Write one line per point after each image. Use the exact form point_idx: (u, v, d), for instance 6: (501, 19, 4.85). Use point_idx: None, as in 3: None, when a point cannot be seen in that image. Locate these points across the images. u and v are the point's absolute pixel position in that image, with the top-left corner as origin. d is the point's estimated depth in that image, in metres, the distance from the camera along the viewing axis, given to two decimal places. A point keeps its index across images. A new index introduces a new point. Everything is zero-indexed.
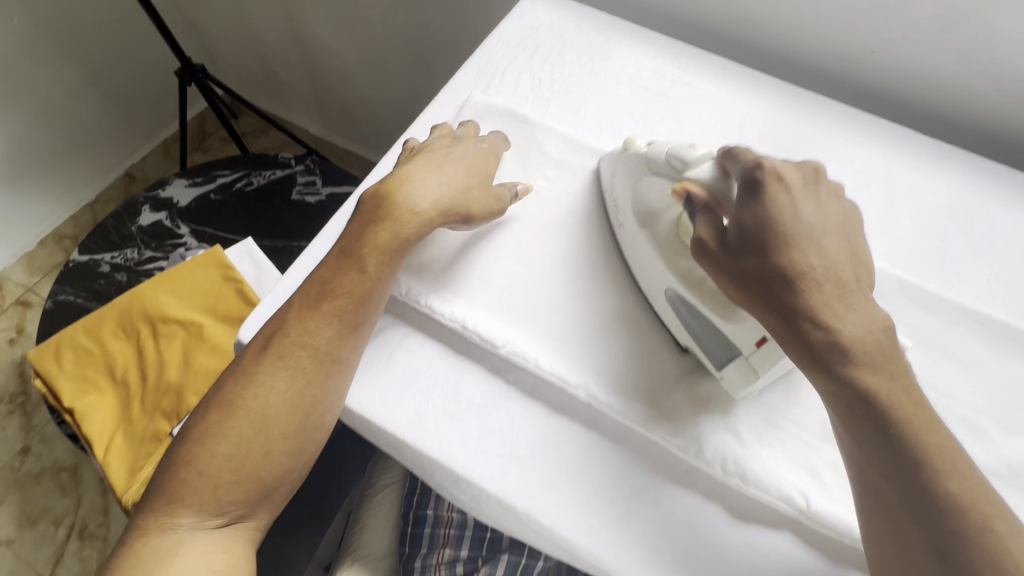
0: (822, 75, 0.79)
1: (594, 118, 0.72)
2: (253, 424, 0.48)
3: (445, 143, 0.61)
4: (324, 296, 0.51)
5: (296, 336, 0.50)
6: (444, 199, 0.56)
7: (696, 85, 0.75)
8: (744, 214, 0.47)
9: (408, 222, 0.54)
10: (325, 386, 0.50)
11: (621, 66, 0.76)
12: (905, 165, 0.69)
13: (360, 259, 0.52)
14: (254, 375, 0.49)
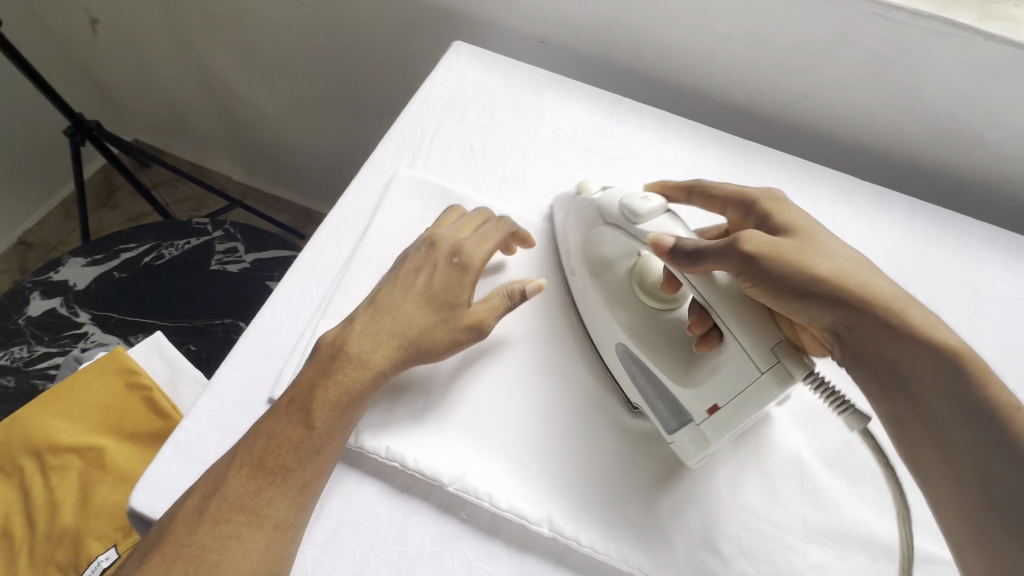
0: (761, 120, 0.77)
1: (533, 184, 0.66)
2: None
3: (418, 262, 0.53)
4: (278, 458, 0.43)
5: (237, 496, 0.41)
6: (399, 348, 0.49)
7: (638, 140, 0.71)
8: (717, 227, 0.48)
9: (360, 373, 0.47)
10: (268, 553, 0.40)
11: (557, 124, 0.71)
12: (848, 215, 0.68)
13: (311, 416, 0.44)
14: (182, 547, 0.39)
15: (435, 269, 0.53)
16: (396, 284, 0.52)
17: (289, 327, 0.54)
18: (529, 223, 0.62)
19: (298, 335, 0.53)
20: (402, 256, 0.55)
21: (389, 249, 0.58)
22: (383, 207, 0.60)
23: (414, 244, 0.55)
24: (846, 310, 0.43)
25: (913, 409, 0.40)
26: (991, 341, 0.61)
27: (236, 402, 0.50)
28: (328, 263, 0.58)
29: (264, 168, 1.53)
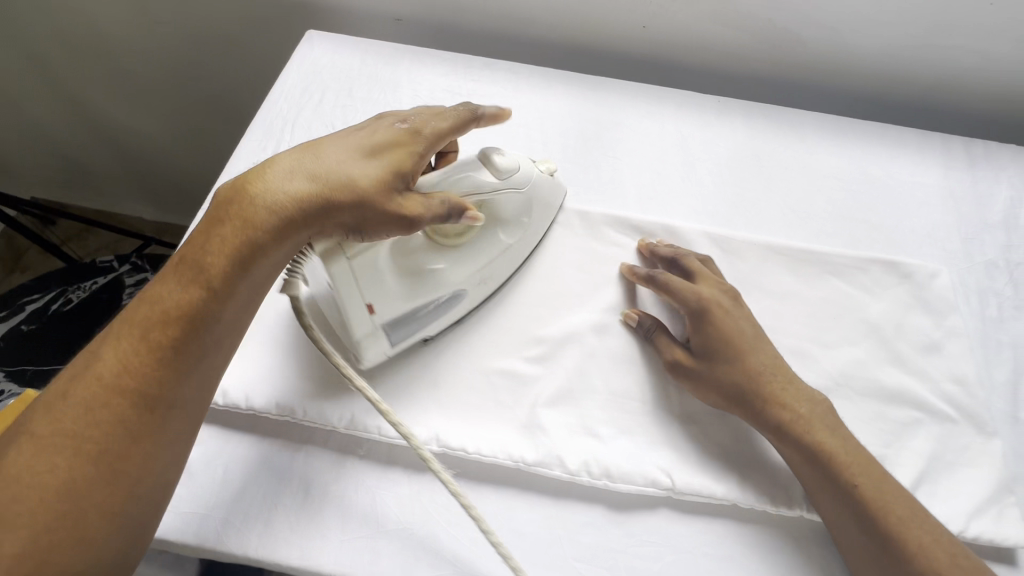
0: (609, 57, 0.82)
1: None
2: (18, 487, 0.36)
3: (356, 132, 0.49)
4: (162, 333, 0.41)
5: (103, 377, 0.39)
6: (267, 212, 0.43)
7: (495, 93, 0.75)
8: (702, 337, 0.55)
9: (217, 241, 0.43)
10: (150, 441, 0.40)
11: (414, 92, 0.74)
12: (694, 126, 0.74)
13: (187, 275, 0.43)
14: (44, 446, 0.37)
15: (389, 133, 0.48)
16: (332, 152, 0.47)
17: None
18: None
19: None
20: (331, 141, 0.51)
21: None
22: None
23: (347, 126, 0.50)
24: (753, 408, 0.52)
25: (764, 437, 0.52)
26: (826, 210, 0.68)
27: None
28: None
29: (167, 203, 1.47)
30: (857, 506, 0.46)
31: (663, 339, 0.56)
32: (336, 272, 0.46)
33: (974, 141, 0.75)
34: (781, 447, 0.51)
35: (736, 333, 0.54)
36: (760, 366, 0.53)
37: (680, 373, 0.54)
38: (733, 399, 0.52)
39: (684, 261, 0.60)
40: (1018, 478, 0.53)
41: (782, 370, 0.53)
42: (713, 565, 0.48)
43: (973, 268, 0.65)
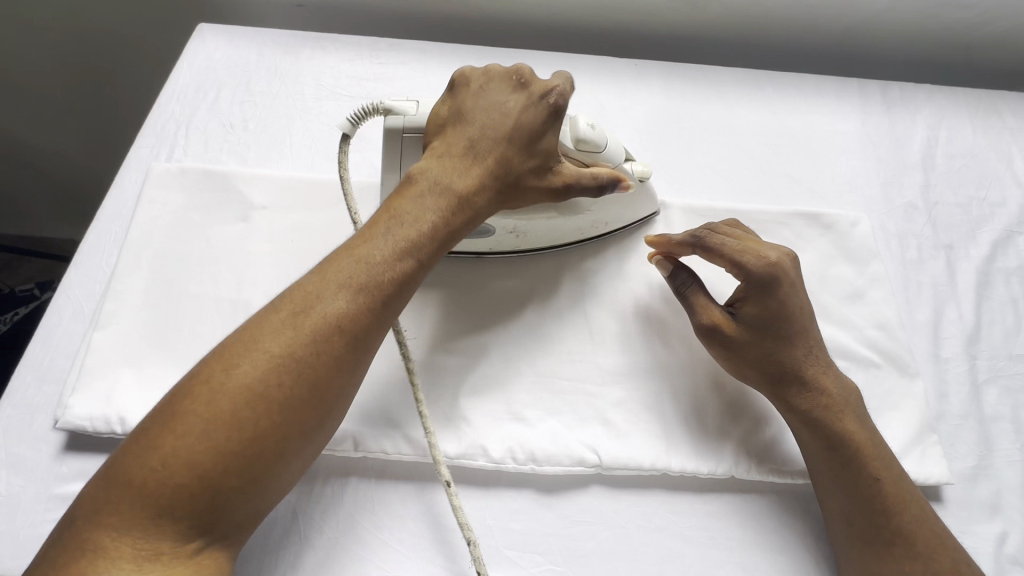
0: (522, 30, 0.79)
1: (301, 143, 0.66)
2: (249, 405, 0.36)
3: (499, 96, 0.49)
4: (392, 274, 0.42)
5: (330, 315, 0.39)
6: (483, 178, 0.46)
7: (403, 76, 0.72)
8: (758, 309, 0.49)
9: (435, 198, 0.45)
10: (339, 385, 0.40)
11: (317, 81, 0.71)
12: (610, 92, 0.72)
13: (414, 243, 0.43)
14: (272, 362, 0.37)
15: (535, 106, 0.48)
16: (490, 119, 0.48)
17: (66, 349, 0.52)
18: (301, 178, 0.62)
19: (75, 354, 0.52)
20: (450, 86, 0.50)
21: (156, 245, 0.57)
22: (142, 205, 0.59)
23: (462, 71, 0.50)
24: (815, 394, 0.48)
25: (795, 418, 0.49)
26: (748, 166, 0.68)
27: (19, 438, 0.48)
28: (97, 277, 0.56)
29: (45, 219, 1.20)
30: (835, 463, 0.47)
31: (701, 300, 0.52)
32: (387, 131, 0.50)
33: (889, 85, 0.75)
34: (809, 428, 0.48)
35: (796, 310, 0.49)
36: (807, 352, 0.49)
37: (715, 341, 0.50)
38: (772, 379, 0.49)
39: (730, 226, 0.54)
40: (941, 415, 0.53)
41: (822, 359, 0.50)
42: (648, 537, 0.47)
43: (892, 212, 0.65)
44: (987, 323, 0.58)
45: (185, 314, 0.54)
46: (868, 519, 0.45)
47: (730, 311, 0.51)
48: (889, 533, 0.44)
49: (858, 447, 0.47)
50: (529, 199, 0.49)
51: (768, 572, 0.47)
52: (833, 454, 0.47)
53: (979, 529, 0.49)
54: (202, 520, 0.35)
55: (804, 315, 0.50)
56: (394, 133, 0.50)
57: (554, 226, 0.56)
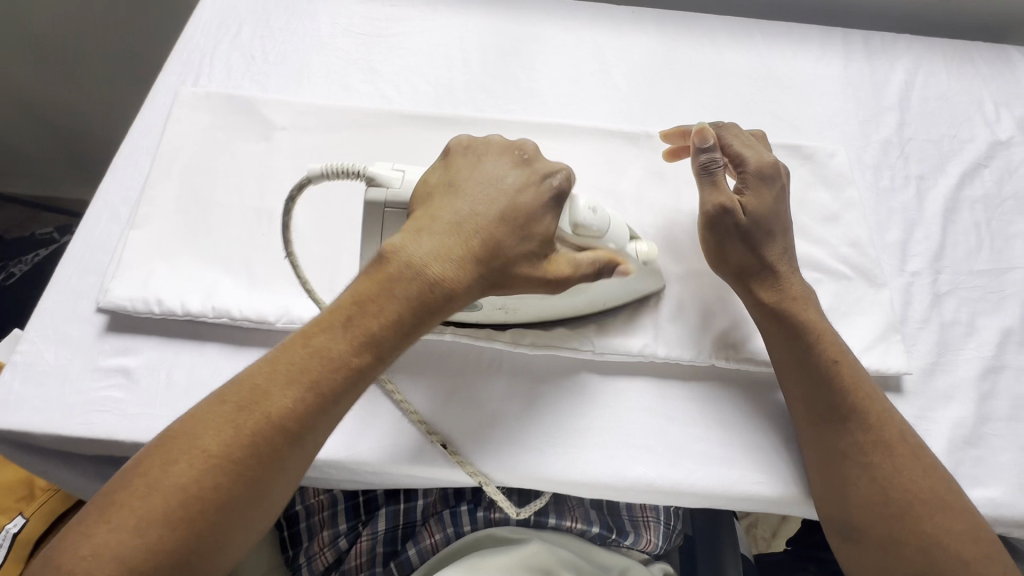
0: None
1: (318, 74, 0.70)
2: (187, 503, 0.38)
3: (497, 172, 0.48)
4: (342, 373, 0.42)
5: (276, 413, 0.40)
6: (466, 266, 0.44)
7: (414, 17, 0.76)
8: (759, 200, 0.54)
9: (406, 285, 0.43)
10: (279, 477, 0.41)
11: (332, 19, 0.75)
12: (608, 35, 0.77)
13: (371, 336, 0.43)
14: (209, 459, 0.39)
15: (538, 187, 0.47)
16: (481, 199, 0.46)
17: (104, 246, 0.57)
18: (319, 103, 0.67)
19: (112, 250, 0.56)
20: (444, 155, 0.50)
21: (186, 159, 0.61)
22: (171, 123, 0.63)
23: (456, 141, 0.51)
24: (783, 289, 0.52)
25: (762, 305, 0.52)
26: (734, 104, 0.72)
27: (66, 318, 0.53)
28: (131, 186, 0.60)
29: (56, 178, 1.25)
30: (793, 351, 0.50)
31: (722, 178, 0.54)
32: (367, 207, 0.47)
33: (871, 35, 0.79)
34: (782, 315, 0.51)
35: (781, 211, 0.55)
36: (783, 249, 0.54)
37: (724, 218, 0.52)
38: (764, 262, 0.53)
39: (735, 130, 0.58)
40: (904, 320, 0.59)
41: (791, 259, 0.54)
42: (632, 414, 0.52)
43: (869, 146, 0.70)
44: (951, 243, 0.64)
45: (214, 218, 0.58)
46: (828, 400, 0.49)
47: (736, 198, 0.54)
48: (845, 411, 0.48)
49: (818, 347, 0.50)
50: (515, 287, 0.47)
51: (744, 448, 0.52)
52: (809, 332, 0.50)
53: (935, 413, 0.54)
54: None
55: (786, 226, 0.55)
56: (376, 207, 0.47)
57: (553, 305, 0.51)
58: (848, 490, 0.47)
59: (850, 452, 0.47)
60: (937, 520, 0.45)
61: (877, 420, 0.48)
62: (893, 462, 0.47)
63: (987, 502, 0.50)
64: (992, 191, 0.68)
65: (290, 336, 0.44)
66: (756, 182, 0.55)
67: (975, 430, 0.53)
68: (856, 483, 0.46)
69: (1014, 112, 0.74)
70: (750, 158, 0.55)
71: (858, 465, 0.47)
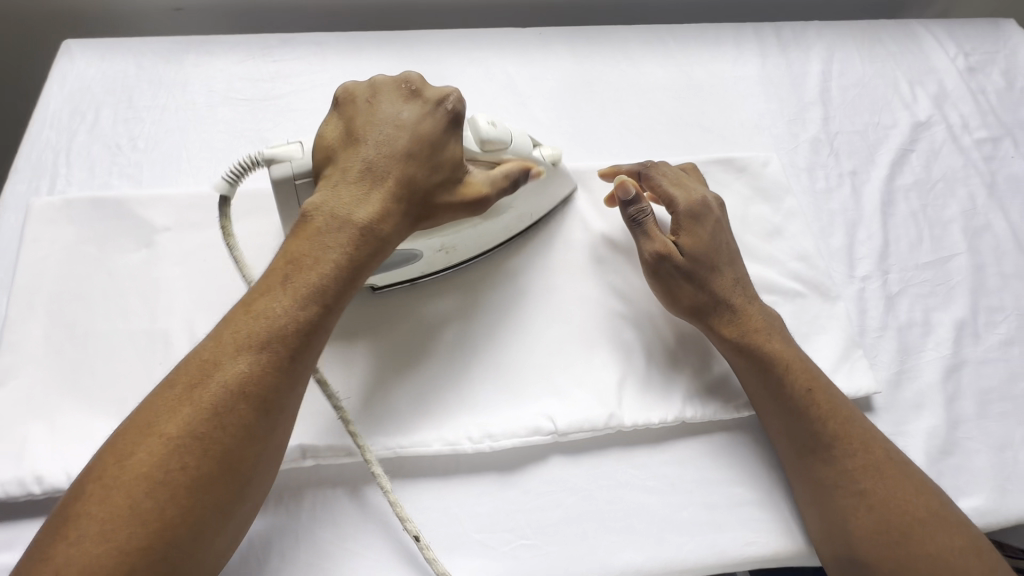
0: (420, 9, 0.77)
1: (201, 156, 0.62)
2: (154, 491, 0.34)
3: (389, 109, 0.45)
4: (292, 324, 0.39)
5: (229, 381, 0.37)
6: (387, 202, 0.42)
7: (302, 72, 0.68)
8: (693, 237, 0.52)
9: (335, 236, 0.41)
10: (250, 455, 0.37)
11: (208, 87, 0.66)
12: (518, 63, 0.71)
13: (313, 284, 0.40)
14: (169, 447, 0.35)
15: (432, 117, 0.45)
16: (383, 140, 0.44)
17: None
18: (204, 192, 0.58)
19: None
20: (335, 107, 0.46)
21: (51, 287, 0.52)
22: (27, 246, 0.54)
23: (345, 89, 0.46)
24: (743, 322, 0.50)
25: (726, 343, 0.50)
26: (659, 121, 0.69)
27: None
28: None
29: None
30: (768, 386, 0.48)
31: (651, 227, 0.52)
32: (276, 182, 0.44)
33: (781, 27, 0.78)
34: (744, 356, 0.49)
35: (720, 244, 0.52)
36: (734, 279, 0.52)
37: (660, 267, 0.51)
38: (713, 301, 0.51)
39: (665, 169, 0.57)
40: (863, 330, 0.57)
41: (745, 289, 0.52)
42: (613, 494, 0.48)
43: (798, 147, 0.68)
44: (894, 238, 0.63)
45: (96, 355, 0.50)
46: (808, 432, 0.47)
47: (672, 239, 0.52)
48: (828, 439, 0.46)
49: (788, 381, 0.48)
50: (441, 216, 0.46)
51: (731, 505, 0.49)
52: (772, 373, 0.48)
53: (908, 427, 0.52)
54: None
55: (732, 253, 0.53)
56: (284, 183, 0.44)
57: (484, 232, 0.53)
58: (849, 524, 0.44)
59: (839, 482, 0.45)
60: (942, 540, 0.42)
61: (866, 444, 0.46)
62: (889, 485, 0.44)
63: (973, 511, 0.49)
64: (922, 176, 0.67)
65: (229, 312, 0.40)
66: (687, 219, 0.52)
67: (949, 437, 0.52)
68: (851, 514, 0.44)
69: (928, 89, 0.74)
70: (675, 194, 0.53)
71: (853, 494, 0.44)
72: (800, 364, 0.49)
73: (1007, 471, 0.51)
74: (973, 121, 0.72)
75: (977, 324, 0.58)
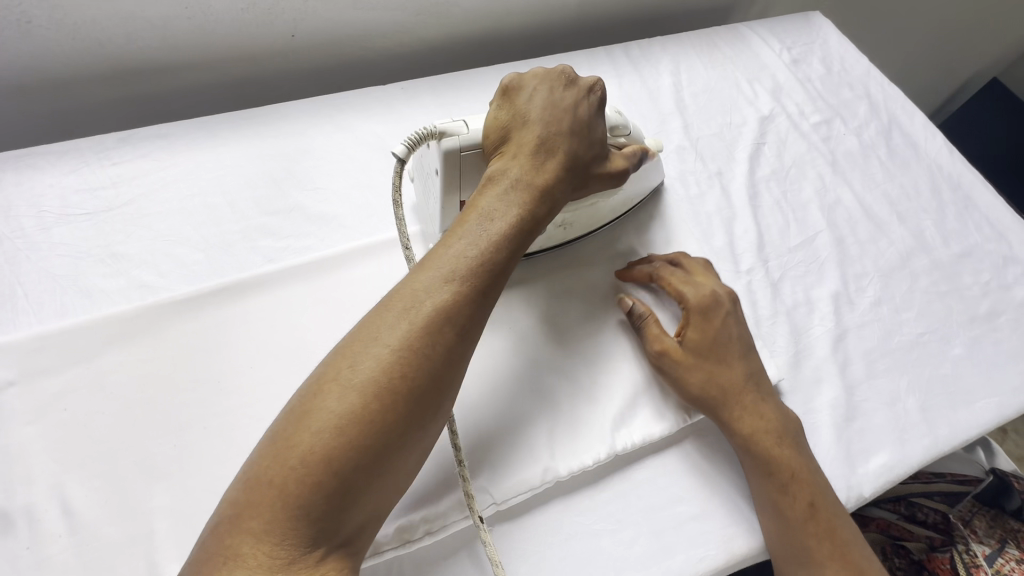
0: (272, 77, 0.74)
1: (40, 289, 0.54)
2: (380, 403, 0.36)
3: (554, 95, 0.50)
4: (488, 266, 0.42)
5: (437, 310, 0.39)
6: (547, 169, 0.47)
7: (148, 169, 0.62)
8: (699, 335, 0.54)
9: (516, 194, 0.45)
10: (450, 395, 0.40)
11: (37, 206, 0.59)
12: (386, 120, 0.70)
13: (505, 234, 0.44)
14: (400, 374, 0.37)
15: (588, 104, 0.51)
16: (553, 116, 0.49)
17: None
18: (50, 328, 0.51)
19: None
20: (502, 89, 0.51)
21: None
22: None
23: (515, 75, 0.51)
24: (732, 382, 0.52)
25: (709, 388, 0.52)
26: None
27: None
28: None
29: None
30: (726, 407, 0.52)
31: (653, 327, 0.55)
32: (445, 155, 0.47)
33: (630, 46, 0.82)
34: (721, 389, 0.52)
35: (731, 339, 0.54)
36: (744, 372, 0.53)
37: (662, 363, 0.53)
38: (715, 385, 0.52)
39: (685, 264, 0.59)
40: (759, 320, 0.61)
41: (751, 368, 0.54)
42: (563, 549, 0.47)
43: (668, 157, 0.72)
44: (766, 228, 0.68)
45: None
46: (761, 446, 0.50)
47: (677, 337, 0.54)
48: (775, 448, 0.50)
49: (751, 404, 0.52)
50: (589, 188, 0.52)
51: (677, 525, 0.49)
52: (733, 400, 0.52)
53: (815, 403, 0.56)
54: (325, 525, 0.34)
55: (747, 353, 0.55)
56: (453, 155, 0.48)
57: (598, 211, 0.59)
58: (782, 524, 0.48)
59: (778, 484, 0.49)
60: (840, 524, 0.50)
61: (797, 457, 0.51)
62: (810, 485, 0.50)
63: (882, 468, 0.54)
64: (777, 165, 0.74)
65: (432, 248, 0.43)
66: (695, 326, 0.54)
67: (850, 404, 0.57)
68: (797, 547, 0.48)
69: (765, 85, 0.82)
70: (687, 300, 0.55)
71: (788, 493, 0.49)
72: (790, 451, 0.51)
73: (903, 422, 0.56)
74: (807, 107, 0.80)
75: (849, 292, 0.64)
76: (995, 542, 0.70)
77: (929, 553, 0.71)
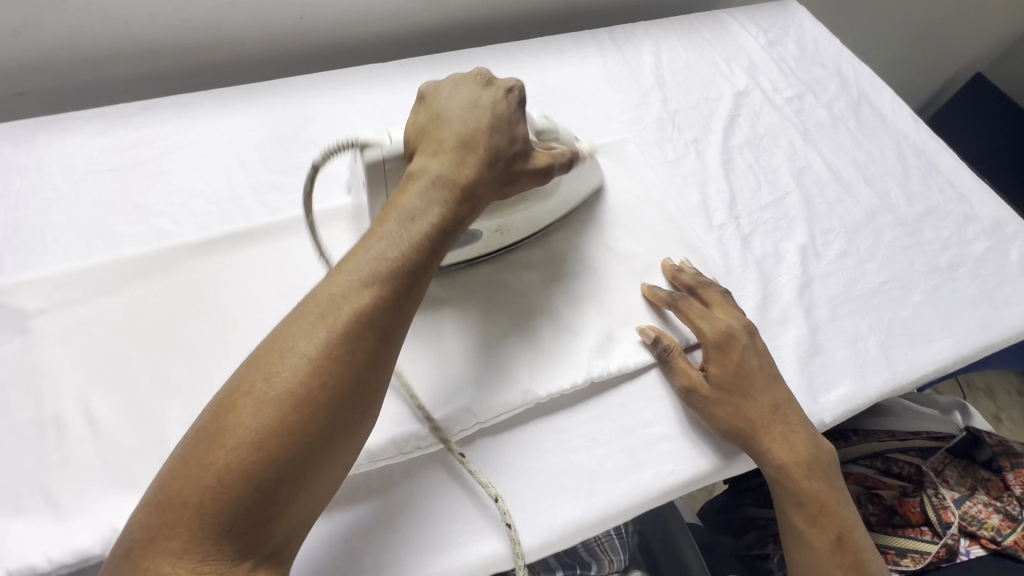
0: (281, 56, 0.80)
1: (70, 234, 0.60)
2: (297, 406, 0.36)
3: (471, 95, 0.52)
4: (408, 264, 0.43)
5: (352, 314, 0.39)
6: (467, 166, 0.48)
7: (168, 133, 0.68)
8: (723, 371, 0.54)
9: (436, 192, 0.46)
10: (372, 389, 0.40)
11: (67, 164, 0.64)
12: (385, 92, 0.76)
13: (422, 232, 0.44)
14: (313, 373, 0.37)
15: (506, 101, 0.52)
16: (471, 115, 0.50)
17: None
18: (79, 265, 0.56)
19: None
20: (419, 100, 0.53)
21: None
22: None
23: (427, 86, 0.54)
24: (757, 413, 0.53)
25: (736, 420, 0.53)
26: None
27: None
28: None
29: None
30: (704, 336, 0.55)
31: (680, 362, 0.55)
32: (367, 165, 0.50)
33: (614, 29, 0.88)
34: (748, 423, 0.53)
35: (753, 371, 0.55)
36: (770, 404, 0.54)
37: (692, 400, 0.54)
38: (744, 425, 0.53)
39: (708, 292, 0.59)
40: (729, 268, 0.65)
41: (773, 389, 0.55)
42: (542, 461, 0.51)
43: (647, 126, 0.78)
44: (738, 189, 0.73)
45: None
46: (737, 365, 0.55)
47: (701, 372, 0.55)
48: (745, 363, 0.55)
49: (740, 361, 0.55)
50: (517, 186, 0.52)
51: (648, 444, 0.53)
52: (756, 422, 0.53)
53: (780, 340, 0.60)
54: (252, 521, 0.35)
55: (774, 384, 0.55)
56: (375, 166, 0.50)
57: (534, 215, 0.60)
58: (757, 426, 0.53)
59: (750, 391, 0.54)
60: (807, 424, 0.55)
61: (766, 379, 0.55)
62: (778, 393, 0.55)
63: (842, 398, 0.58)
64: (751, 134, 0.79)
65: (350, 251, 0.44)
66: (722, 361, 0.55)
67: (813, 341, 0.61)
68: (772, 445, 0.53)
69: (741, 64, 0.87)
70: (708, 332, 0.56)
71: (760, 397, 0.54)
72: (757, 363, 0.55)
73: (863, 358, 0.60)
74: (781, 83, 0.85)
75: (816, 245, 0.68)
76: (964, 489, 0.73)
77: (900, 499, 0.73)
